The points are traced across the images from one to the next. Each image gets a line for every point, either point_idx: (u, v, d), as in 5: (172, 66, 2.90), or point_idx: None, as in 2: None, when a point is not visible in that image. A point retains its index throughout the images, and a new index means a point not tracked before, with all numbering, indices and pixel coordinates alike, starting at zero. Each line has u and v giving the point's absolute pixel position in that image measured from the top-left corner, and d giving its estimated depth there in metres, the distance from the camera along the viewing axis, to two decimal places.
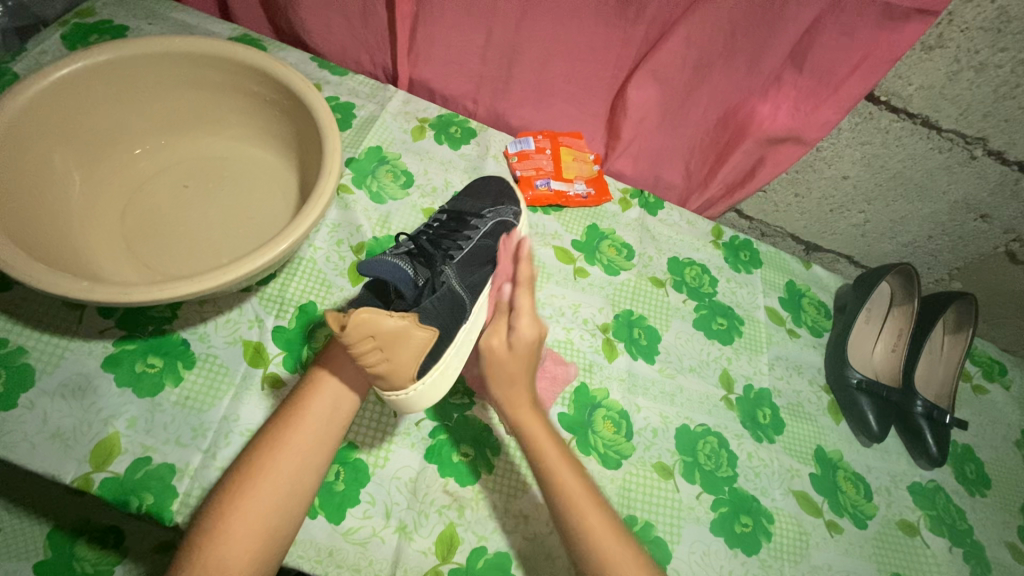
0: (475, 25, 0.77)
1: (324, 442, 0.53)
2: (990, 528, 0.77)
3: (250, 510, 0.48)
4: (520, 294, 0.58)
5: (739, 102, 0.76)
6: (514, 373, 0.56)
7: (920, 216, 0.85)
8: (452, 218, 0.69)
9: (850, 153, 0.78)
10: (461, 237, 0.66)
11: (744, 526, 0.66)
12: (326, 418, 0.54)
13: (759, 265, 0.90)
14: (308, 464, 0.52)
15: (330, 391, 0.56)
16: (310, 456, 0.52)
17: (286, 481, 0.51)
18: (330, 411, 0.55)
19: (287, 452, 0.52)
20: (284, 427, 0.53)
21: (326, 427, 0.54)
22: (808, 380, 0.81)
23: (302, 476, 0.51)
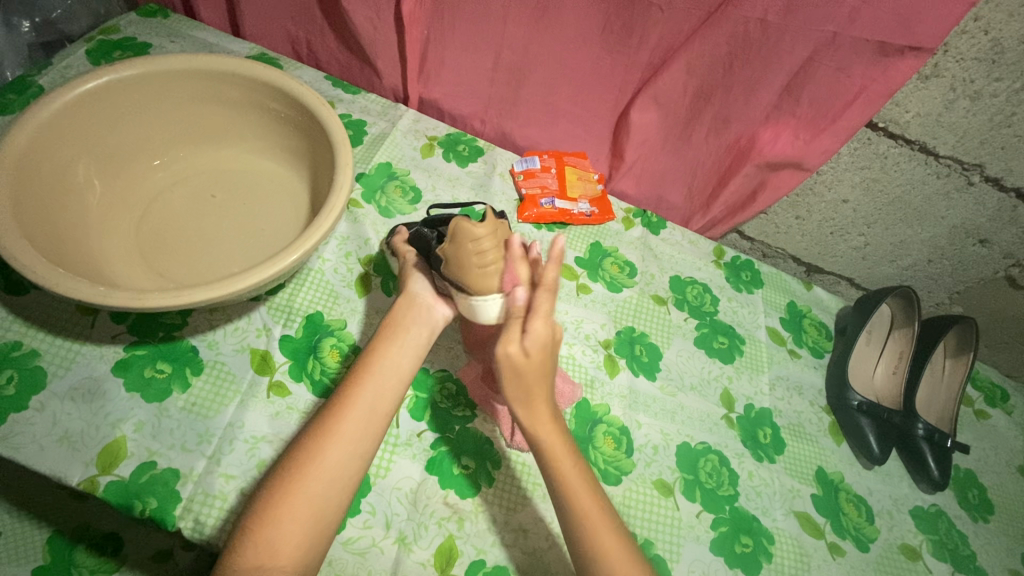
0: (485, 48, 0.80)
1: (369, 429, 0.53)
2: (993, 555, 0.76)
3: (297, 498, 0.48)
4: (539, 296, 0.52)
5: (740, 129, 0.78)
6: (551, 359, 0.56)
7: (920, 240, 0.85)
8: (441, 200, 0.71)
9: (850, 178, 0.80)
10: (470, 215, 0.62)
11: (744, 546, 0.66)
12: (370, 410, 0.53)
13: (760, 284, 0.91)
14: (357, 450, 0.51)
15: (378, 374, 0.56)
16: (358, 442, 0.52)
17: (330, 475, 0.49)
18: (372, 404, 0.54)
19: (336, 435, 0.51)
20: (331, 409, 0.53)
21: (374, 416, 0.53)
22: (809, 401, 0.82)
23: (351, 465, 0.51)
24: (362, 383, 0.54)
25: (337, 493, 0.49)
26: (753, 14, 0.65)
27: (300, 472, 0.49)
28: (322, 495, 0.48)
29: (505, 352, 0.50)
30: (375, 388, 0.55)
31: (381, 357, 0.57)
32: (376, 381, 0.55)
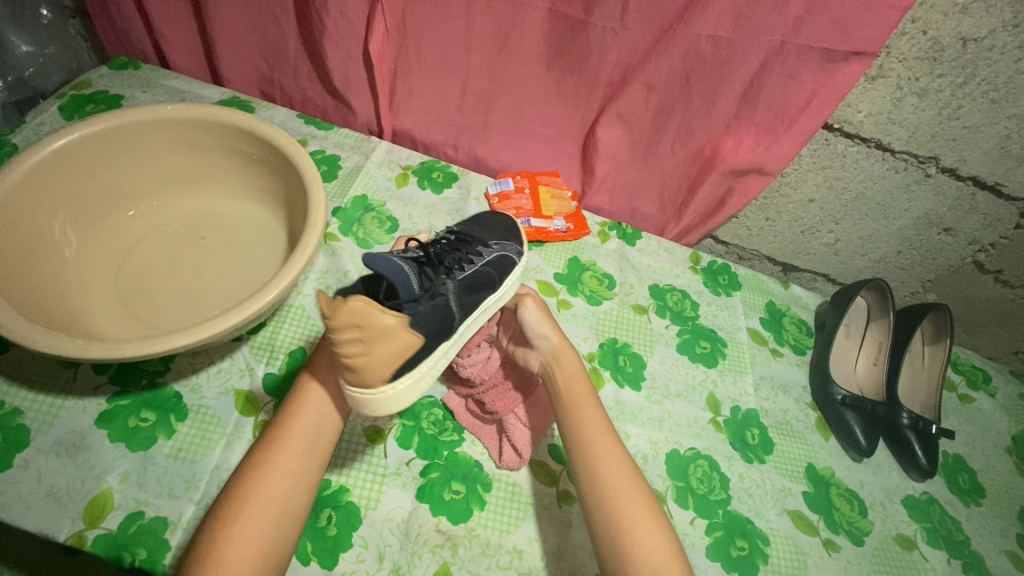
0: (451, 79, 0.82)
1: (308, 457, 0.54)
2: (988, 538, 0.76)
3: (242, 532, 0.48)
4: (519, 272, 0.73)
5: (705, 139, 0.80)
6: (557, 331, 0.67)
7: (887, 233, 0.88)
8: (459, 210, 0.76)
9: (813, 178, 0.82)
10: (465, 260, 0.62)
11: (740, 550, 0.66)
12: (309, 439, 0.55)
13: (738, 287, 0.92)
14: (296, 482, 0.52)
15: (317, 396, 0.57)
16: (295, 476, 0.53)
17: (273, 506, 0.50)
18: (312, 432, 0.55)
19: (276, 467, 0.52)
20: (271, 439, 0.54)
21: (312, 444, 0.55)
22: (794, 398, 0.83)
23: (293, 499, 0.52)
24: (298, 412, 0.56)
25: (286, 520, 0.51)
26: (703, 30, 0.68)
27: (247, 500, 0.50)
28: (269, 528, 0.49)
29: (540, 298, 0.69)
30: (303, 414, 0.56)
31: (318, 380, 0.58)
32: (308, 414, 0.56)
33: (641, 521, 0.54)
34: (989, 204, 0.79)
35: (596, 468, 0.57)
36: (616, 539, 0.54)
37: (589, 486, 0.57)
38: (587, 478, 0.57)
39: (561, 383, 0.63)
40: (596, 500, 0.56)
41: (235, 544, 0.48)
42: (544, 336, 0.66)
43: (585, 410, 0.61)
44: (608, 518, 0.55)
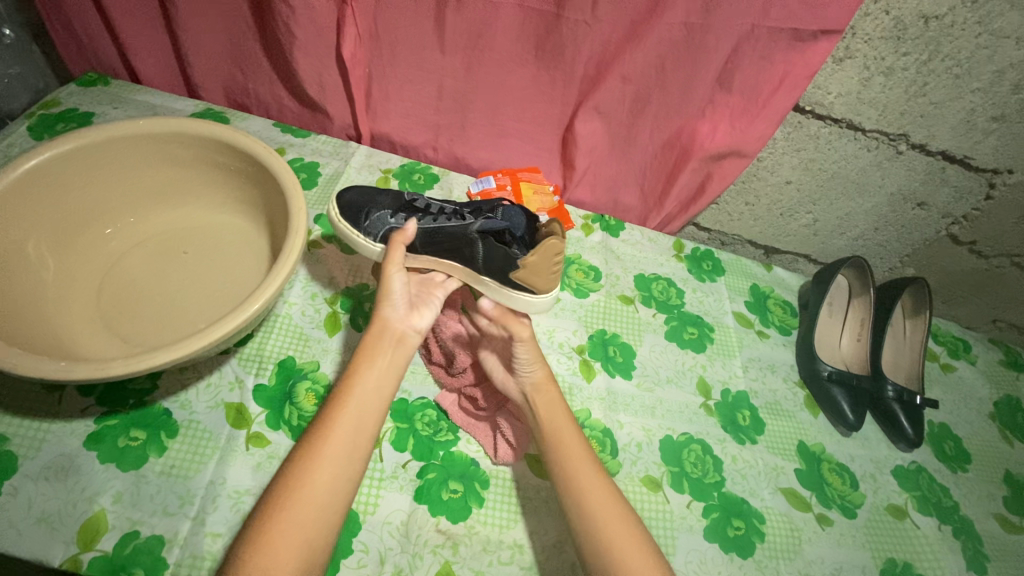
0: (427, 79, 0.82)
1: (357, 441, 0.53)
2: (976, 502, 0.78)
3: (289, 523, 0.47)
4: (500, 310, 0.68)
5: (681, 127, 0.81)
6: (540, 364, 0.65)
7: (863, 211, 0.89)
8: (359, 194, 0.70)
9: (788, 160, 0.84)
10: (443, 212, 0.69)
11: (736, 529, 0.67)
12: (357, 424, 0.54)
13: (722, 272, 0.94)
14: (343, 467, 0.52)
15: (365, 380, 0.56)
16: (340, 467, 0.51)
17: (320, 494, 0.50)
18: (359, 417, 0.54)
19: (321, 458, 0.51)
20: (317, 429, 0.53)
21: (360, 428, 0.54)
22: (782, 377, 0.84)
23: (335, 489, 0.50)
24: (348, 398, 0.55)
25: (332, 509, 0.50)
26: (674, 19, 0.69)
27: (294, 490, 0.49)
28: (317, 516, 0.49)
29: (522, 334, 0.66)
30: (349, 401, 0.55)
31: (366, 362, 0.57)
32: (354, 404, 0.55)
33: (636, 558, 0.53)
34: (959, 177, 0.81)
35: (588, 504, 0.56)
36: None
37: (583, 528, 0.55)
38: (580, 518, 0.55)
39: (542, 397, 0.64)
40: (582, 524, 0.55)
41: (282, 533, 0.47)
42: (530, 368, 0.65)
43: (573, 451, 0.60)
44: (600, 549, 0.54)
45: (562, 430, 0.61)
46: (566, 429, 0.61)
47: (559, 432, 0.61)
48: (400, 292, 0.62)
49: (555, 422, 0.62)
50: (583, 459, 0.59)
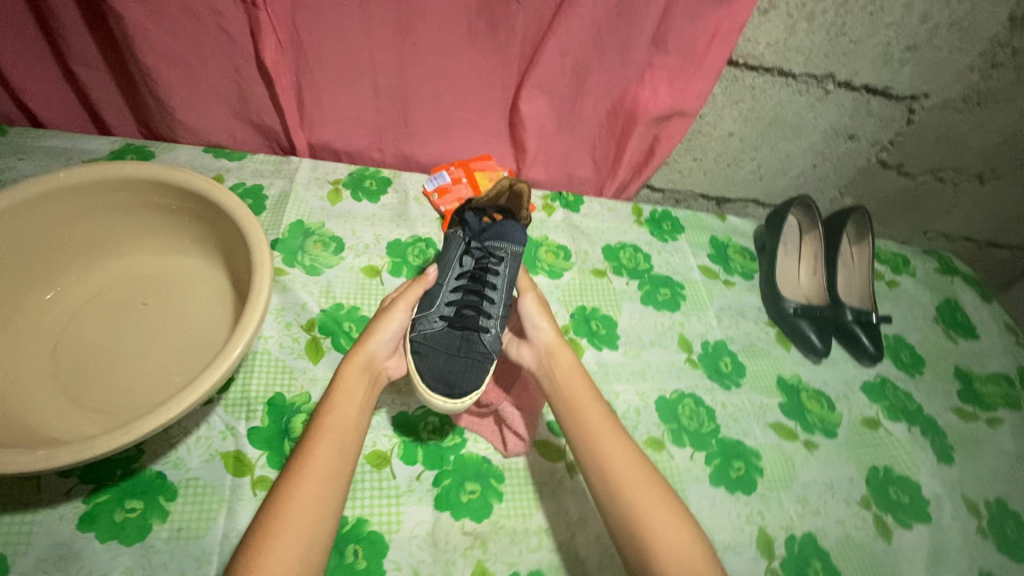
0: (362, 81, 0.79)
1: (341, 461, 0.52)
2: (935, 400, 0.86)
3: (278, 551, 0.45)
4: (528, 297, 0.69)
5: (625, 95, 0.82)
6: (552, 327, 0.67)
7: (802, 151, 0.94)
8: (475, 354, 0.63)
9: (729, 113, 0.86)
10: (484, 291, 0.67)
11: (738, 470, 0.71)
12: (341, 442, 0.53)
13: (682, 229, 0.97)
14: (330, 487, 0.50)
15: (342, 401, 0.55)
16: (326, 494, 0.49)
17: (307, 516, 0.47)
18: (342, 436, 0.53)
19: (303, 489, 0.48)
20: (298, 457, 0.51)
21: (344, 447, 0.52)
22: (752, 320, 0.89)
23: (324, 515, 0.48)
24: (326, 419, 0.54)
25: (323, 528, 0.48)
26: None
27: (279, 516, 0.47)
28: (306, 539, 0.46)
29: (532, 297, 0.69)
30: (330, 431, 0.53)
31: (342, 385, 0.57)
32: (333, 426, 0.53)
33: (660, 515, 0.53)
34: (883, 107, 0.87)
35: (609, 469, 0.56)
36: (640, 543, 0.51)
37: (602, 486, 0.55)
38: (601, 482, 0.55)
39: (556, 364, 0.64)
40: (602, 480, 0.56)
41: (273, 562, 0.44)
42: (540, 329, 0.66)
43: (588, 408, 0.60)
44: (621, 502, 0.54)
45: (579, 391, 0.61)
46: (584, 391, 0.61)
47: (575, 395, 0.61)
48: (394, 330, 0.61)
49: (572, 383, 0.62)
50: (599, 418, 0.59)
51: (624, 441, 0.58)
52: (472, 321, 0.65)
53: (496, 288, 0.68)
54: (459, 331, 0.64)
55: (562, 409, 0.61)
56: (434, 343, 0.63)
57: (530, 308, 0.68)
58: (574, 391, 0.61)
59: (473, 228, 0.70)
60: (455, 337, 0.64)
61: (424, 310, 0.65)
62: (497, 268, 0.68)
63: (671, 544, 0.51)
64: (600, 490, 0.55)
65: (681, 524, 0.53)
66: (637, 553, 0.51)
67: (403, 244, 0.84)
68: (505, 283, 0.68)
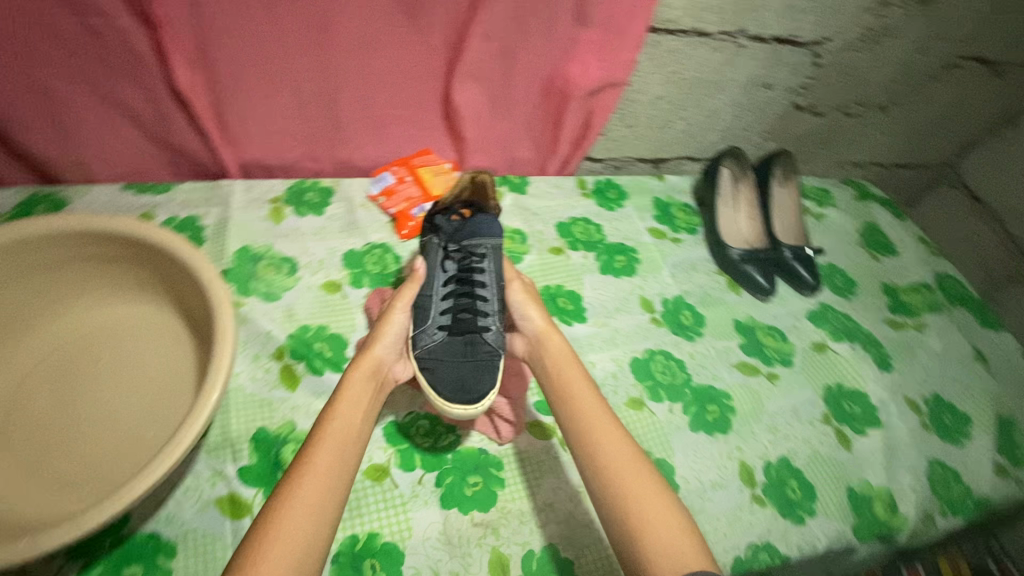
0: (284, 91, 0.76)
1: (344, 463, 0.51)
2: (871, 315, 0.95)
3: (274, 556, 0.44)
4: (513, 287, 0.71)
5: (554, 73, 0.83)
6: (540, 313, 0.69)
7: (725, 105, 0.98)
8: (482, 355, 0.64)
9: (654, 77, 0.89)
10: (475, 291, 0.69)
11: (713, 412, 0.77)
12: (344, 443, 0.52)
13: (627, 196, 1.01)
14: (330, 487, 0.49)
15: (345, 405, 0.55)
16: (329, 494, 0.49)
17: (306, 516, 0.47)
18: (345, 438, 0.53)
19: (302, 490, 0.48)
20: (300, 459, 0.51)
21: (348, 447, 0.52)
22: (704, 272, 0.94)
23: (325, 513, 0.48)
24: (328, 422, 0.54)
25: (323, 528, 0.47)
26: None
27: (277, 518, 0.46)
28: (305, 539, 0.45)
29: (518, 284, 0.71)
30: (334, 432, 0.53)
31: (344, 388, 0.57)
32: (339, 429, 0.53)
33: (649, 498, 0.53)
34: (792, 54, 0.92)
35: (600, 461, 0.55)
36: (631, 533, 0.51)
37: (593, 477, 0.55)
38: (591, 472, 0.55)
39: (546, 355, 0.65)
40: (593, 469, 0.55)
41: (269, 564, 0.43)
42: (528, 318, 0.68)
43: (580, 394, 0.60)
44: (611, 491, 0.53)
45: (575, 381, 0.61)
46: (581, 380, 0.62)
47: (572, 386, 0.61)
48: (396, 329, 0.64)
49: (566, 374, 0.62)
50: (596, 408, 0.59)
51: (617, 432, 0.58)
52: (471, 324, 0.66)
53: (485, 286, 0.70)
54: (459, 336, 0.65)
55: (557, 400, 0.61)
56: (439, 353, 0.64)
57: (519, 298, 0.70)
58: (567, 384, 0.61)
59: (447, 231, 0.74)
60: (459, 343, 0.65)
61: (424, 324, 0.66)
62: (481, 267, 0.71)
63: (658, 525, 0.51)
64: (591, 483, 0.55)
65: (673, 515, 0.52)
66: (624, 538, 0.51)
67: (358, 253, 0.82)
68: (492, 278, 0.70)
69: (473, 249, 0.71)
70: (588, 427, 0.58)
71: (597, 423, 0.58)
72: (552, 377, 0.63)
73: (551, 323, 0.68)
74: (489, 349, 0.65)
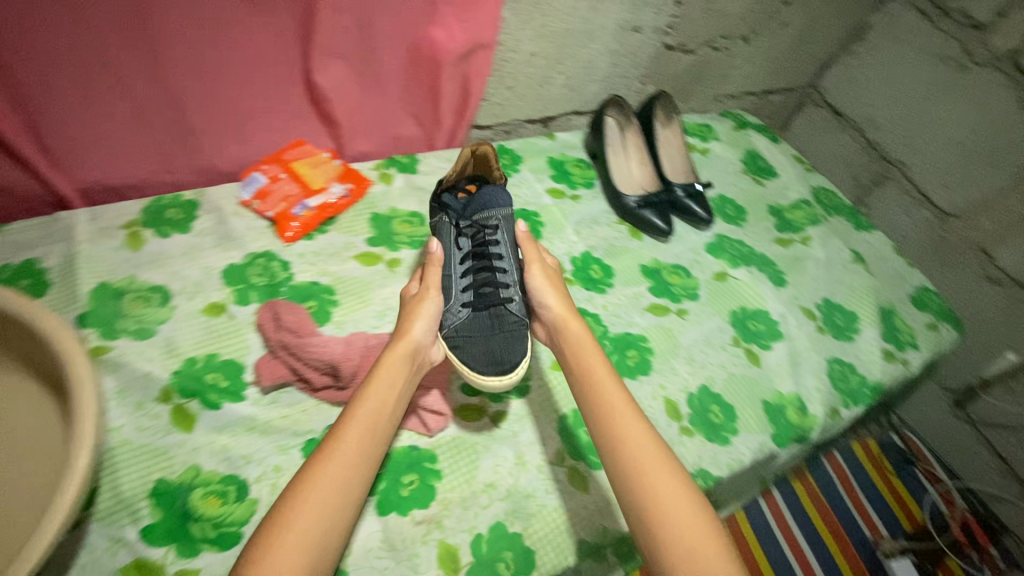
0: (115, 99, 0.65)
1: (372, 445, 0.52)
2: (760, 237, 1.00)
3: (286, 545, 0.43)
4: (534, 271, 0.68)
5: (418, 40, 0.78)
6: (558, 298, 0.67)
7: (600, 54, 0.97)
8: (510, 326, 0.67)
9: (524, 33, 0.86)
10: (493, 266, 0.70)
11: (633, 356, 0.78)
12: (372, 426, 0.53)
13: (521, 160, 0.99)
14: (350, 475, 0.49)
15: (378, 391, 0.55)
16: (352, 479, 0.49)
17: (324, 504, 0.47)
18: (375, 421, 0.53)
19: (324, 475, 0.48)
20: (326, 444, 0.51)
21: (375, 429, 0.53)
22: (606, 224, 0.95)
23: (346, 496, 0.48)
24: (357, 406, 0.53)
25: (342, 512, 0.47)
26: None
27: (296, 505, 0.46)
28: (321, 524, 0.46)
29: (537, 269, 0.68)
30: (365, 415, 0.53)
31: (380, 371, 0.57)
32: (370, 412, 0.53)
33: (672, 498, 0.51)
34: None
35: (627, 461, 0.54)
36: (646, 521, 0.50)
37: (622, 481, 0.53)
38: (608, 458, 0.55)
39: (566, 343, 0.64)
40: (622, 473, 0.53)
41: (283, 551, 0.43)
42: (546, 305, 0.67)
43: (608, 393, 0.58)
44: (638, 494, 0.51)
45: (605, 383, 0.59)
46: (609, 377, 0.60)
47: (602, 385, 0.59)
48: (427, 316, 0.63)
49: (594, 373, 0.60)
50: (628, 412, 0.57)
51: (638, 420, 0.56)
52: (494, 297, 0.68)
53: (503, 260, 0.72)
54: (487, 312, 0.67)
55: (587, 403, 0.58)
56: (470, 330, 0.66)
57: (537, 283, 0.67)
58: (596, 386, 0.59)
59: (456, 209, 0.75)
60: (487, 319, 0.67)
61: (450, 305, 0.68)
62: (496, 241, 0.72)
63: (682, 527, 0.49)
64: (611, 474, 0.54)
65: (696, 516, 0.50)
66: (649, 537, 0.49)
67: (240, 266, 0.74)
68: (507, 250, 0.72)
69: (487, 223, 0.72)
70: (615, 428, 0.56)
71: (629, 423, 0.56)
72: (578, 374, 0.61)
73: (571, 310, 0.66)
74: (517, 320, 0.67)
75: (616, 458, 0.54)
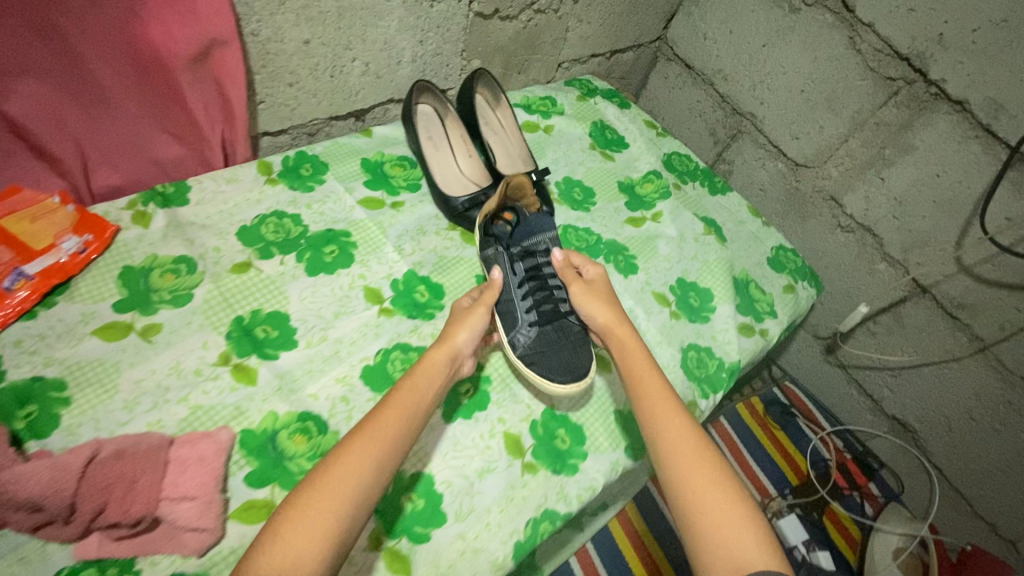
0: None
1: (404, 433, 0.53)
2: (607, 220, 0.92)
3: (309, 520, 0.45)
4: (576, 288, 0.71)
5: (133, 43, 0.60)
6: (603, 307, 0.69)
7: (397, 33, 0.82)
8: (575, 337, 0.71)
9: (285, 18, 0.69)
10: (548, 286, 0.73)
11: (466, 394, 0.68)
12: (408, 419, 0.54)
13: (326, 168, 0.83)
14: (382, 463, 0.50)
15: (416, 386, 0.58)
16: (385, 462, 0.51)
17: (353, 485, 0.48)
18: (412, 414, 0.55)
19: (357, 456, 0.50)
20: (365, 427, 0.53)
21: (409, 420, 0.55)
22: (434, 233, 0.83)
23: (375, 475, 0.50)
24: (396, 401, 0.56)
25: (369, 493, 0.48)
26: None
27: (327, 482, 0.47)
28: (348, 504, 0.47)
29: (576, 286, 0.71)
30: (401, 416, 0.54)
31: (426, 364, 0.60)
32: (408, 409, 0.55)
33: (711, 497, 0.52)
34: None
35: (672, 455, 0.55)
36: (688, 521, 0.51)
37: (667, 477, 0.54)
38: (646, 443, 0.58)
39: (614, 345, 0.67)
40: (664, 467, 0.55)
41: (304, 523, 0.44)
42: (592, 316, 0.69)
43: (656, 394, 0.60)
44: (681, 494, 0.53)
45: (656, 393, 0.61)
46: (656, 381, 0.62)
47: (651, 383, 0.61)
48: (472, 326, 0.65)
49: (641, 375, 0.62)
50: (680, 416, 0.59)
51: (681, 415, 0.59)
52: (556, 311, 0.71)
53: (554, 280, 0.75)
54: (552, 328, 0.70)
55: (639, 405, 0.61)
56: (543, 347, 0.68)
57: (582, 297, 0.70)
58: (648, 387, 0.61)
59: (505, 238, 0.76)
60: (559, 334, 0.70)
61: (518, 330, 0.69)
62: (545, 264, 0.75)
63: (722, 532, 0.49)
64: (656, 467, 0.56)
65: (740, 520, 0.50)
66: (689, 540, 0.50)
67: None
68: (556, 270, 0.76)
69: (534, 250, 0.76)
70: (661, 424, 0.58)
71: (677, 421, 0.58)
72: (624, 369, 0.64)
73: (620, 318, 0.69)
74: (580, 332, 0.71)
75: (663, 453, 0.56)
